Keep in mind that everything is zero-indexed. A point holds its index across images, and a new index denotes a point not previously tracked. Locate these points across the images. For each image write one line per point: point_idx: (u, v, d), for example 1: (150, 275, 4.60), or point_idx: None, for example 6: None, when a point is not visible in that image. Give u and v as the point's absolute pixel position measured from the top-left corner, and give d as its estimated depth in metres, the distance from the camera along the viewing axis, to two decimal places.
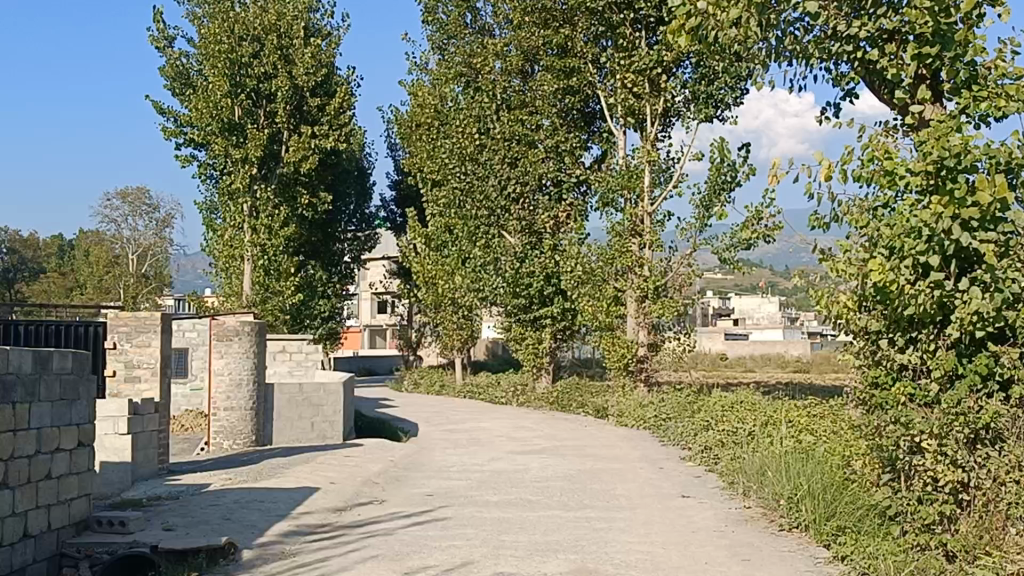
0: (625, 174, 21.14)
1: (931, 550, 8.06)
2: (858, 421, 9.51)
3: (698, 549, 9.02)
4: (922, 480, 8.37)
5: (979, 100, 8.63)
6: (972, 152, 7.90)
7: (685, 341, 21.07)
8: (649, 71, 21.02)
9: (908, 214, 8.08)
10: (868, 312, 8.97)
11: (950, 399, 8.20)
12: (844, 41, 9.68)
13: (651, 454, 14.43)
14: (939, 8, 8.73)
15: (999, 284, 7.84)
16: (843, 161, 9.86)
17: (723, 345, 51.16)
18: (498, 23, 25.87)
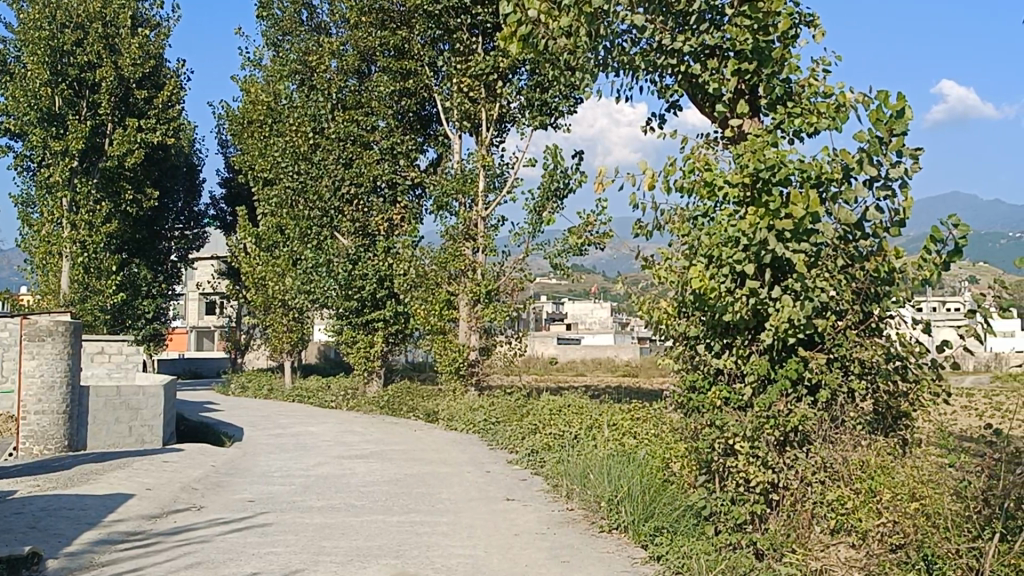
0: (460, 178, 21.24)
1: (742, 548, 8.31)
2: (676, 424, 9.73)
3: (519, 552, 9.10)
4: (735, 481, 8.59)
5: (794, 116, 9.05)
6: (786, 166, 8.21)
7: (516, 345, 21.23)
8: (485, 77, 21.27)
9: (726, 223, 8.34)
10: (687, 317, 9.26)
11: (762, 403, 8.48)
12: (668, 54, 9.94)
13: (477, 458, 14.49)
14: (758, 26, 9.16)
15: (809, 293, 8.22)
16: (665, 172, 10.15)
17: (555, 350, 51.85)
18: (334, 22, 25.61)
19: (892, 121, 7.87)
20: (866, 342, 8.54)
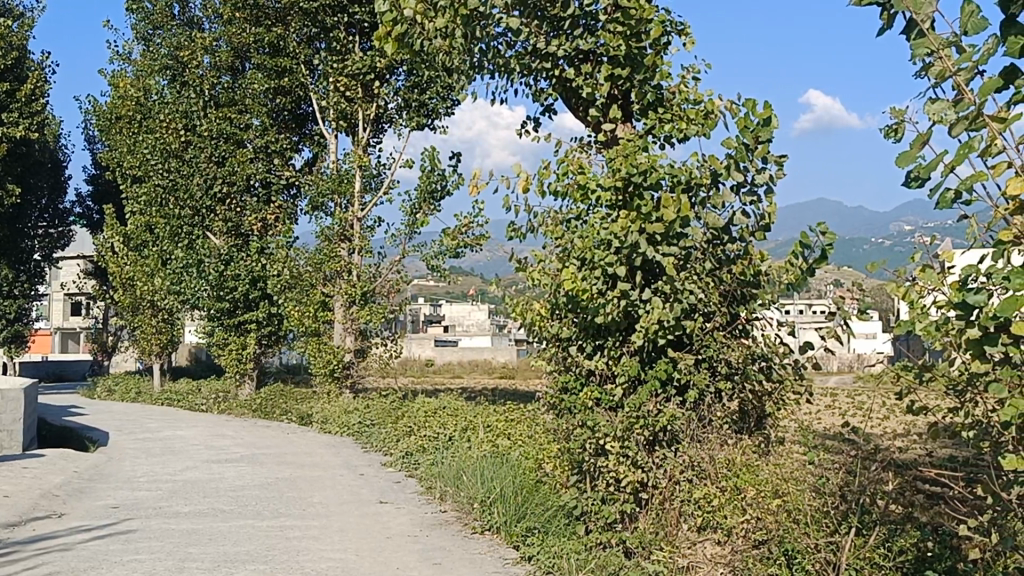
0: (336, 178, 21.03)
1: (612, 547, 8.41)
2: (549, 425, 9.82)
3: (390, 554, 9.05)
4: (605, 480, 8.70)
5: (664, 122, 9.22)
6: (657, 170, 8.36)
7: (392, 347, 21.13)
8: (361, 76, 21.16)
9: (598, 227, 8.44)
10: (560, 319, 9.36)
11: (632, 403, 8.60)
12: (543, 58, 9.98)
13: (351, 461, 14.35)
14: (631, 33, 9.31)
15: (678, 295, 8.38)
16: (539, 174, 10.22)
17: (432, 351, 51.83)
18: (207, 17, 25.08)
19: (758, 128, 8.06)
20: (732, 343, 8.75)
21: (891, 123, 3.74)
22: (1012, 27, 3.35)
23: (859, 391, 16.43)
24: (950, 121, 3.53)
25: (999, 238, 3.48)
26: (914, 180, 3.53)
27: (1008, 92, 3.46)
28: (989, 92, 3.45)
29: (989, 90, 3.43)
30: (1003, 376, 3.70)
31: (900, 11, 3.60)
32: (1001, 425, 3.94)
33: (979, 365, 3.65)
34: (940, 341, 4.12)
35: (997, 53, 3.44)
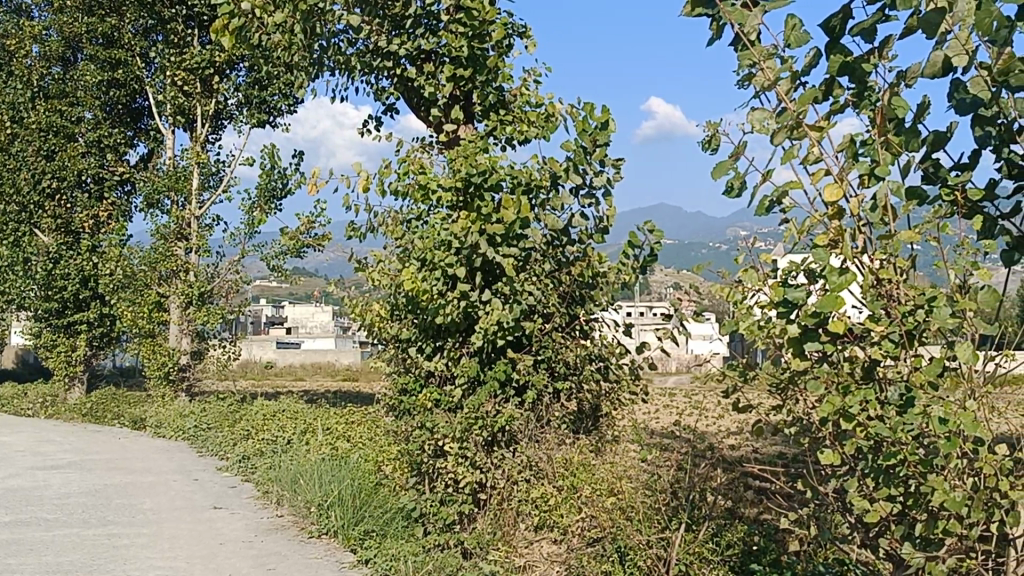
0: (173, 175, 20.41)
1: (450, 548, 8.37)
2: (388, 427, 9.78)
3: (223, 561, 8.82)
4: (444, 482, 8.71)
5: (505, 124, 9.24)
6: (497, 172, 8.40)
7: (230, 349, 20.87)
8: (200, 71, 20.68)
9: (439, 228, 8.40)
10: (399, 320, 9.28)
11: (471, 405, 8.56)
12: (384, 57, 9.88)
13: (184, 465, 13.93)
14: (473, 34, 9.28)
15: (516, 296, 8.41)
16: (379, 174, 10.15)
17: (274, 353, 50.95)
18: (35, 4, 24.00)
19: (596, 133, 8.18)
20: (570, 345, 8.86)
21: (712, 131, 3.80)
22: (835, 47, 3.47)
23: (692, 391, 16.92)
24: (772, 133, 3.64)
25: (816, 243, 3.56)
26: (735, 190, 3.60)
27: (827, 104, 3.59)
28: (809, 105, 3.56)
29: (808, 103, 3.55)
30: (820, 373, 3.78)
31: (730, 25, 3.68)
32: (818, 422, 4.06)
33: (795, 364, 3.68)
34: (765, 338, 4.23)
35: (817, 68, 3.56)
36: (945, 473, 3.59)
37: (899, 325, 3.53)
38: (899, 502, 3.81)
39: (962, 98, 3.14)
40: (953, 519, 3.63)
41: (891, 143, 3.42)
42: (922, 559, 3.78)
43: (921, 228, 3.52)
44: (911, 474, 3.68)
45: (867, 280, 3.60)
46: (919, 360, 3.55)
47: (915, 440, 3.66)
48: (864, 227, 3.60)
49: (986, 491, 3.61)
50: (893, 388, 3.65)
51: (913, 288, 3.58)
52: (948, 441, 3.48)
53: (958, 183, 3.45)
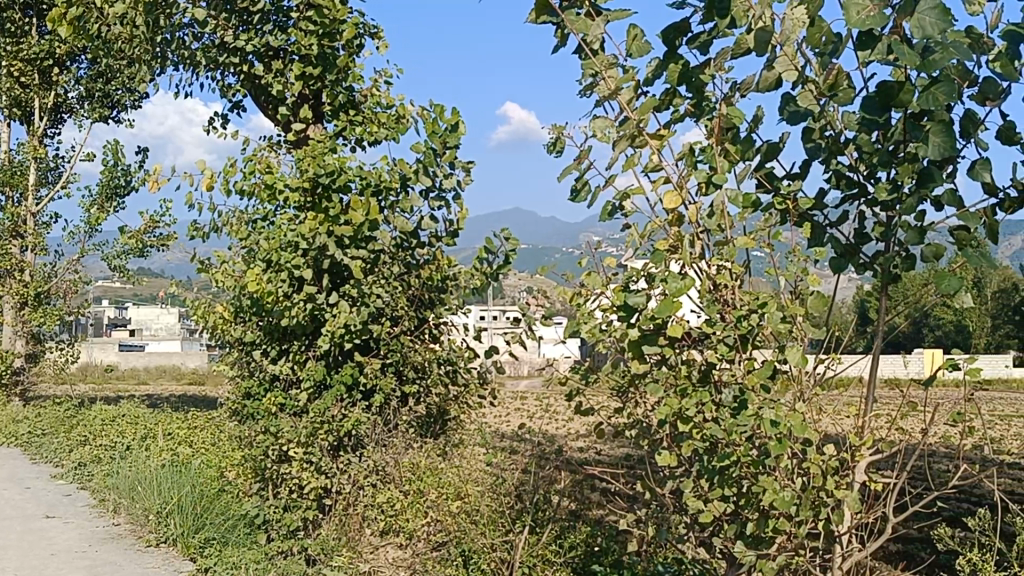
0: (8, 170, 19.40)
1: (294, 555, 8.17)
2: (232, 432, 9.57)
3: (54, 572, 8.46)
4: (288, 488, 8.53)
5: (355, 125, 9.12)
6: (346, 172, 8.29)
7: (68, 351, 20.09)
8: (39, 62, 19.87)
9: (287, 228, 8.23)
10: (244, 323, 9.04)
11: (317, 408, 8.35)
12: (230, 53, 9.63)
13: (16, 473, 13.31)
14: (323, 32, 9.16)
15: (365, 299, 8.30)
16: (224, 172, 9.91)
17: (116, 356, 49.28)
18: None
19: (446, 135, 8.14)
20: (419, 347, 8.74)
21: (554, 137, 3.79)
22: (673, 57, 3.53)
23: (541, 396, 17.16)
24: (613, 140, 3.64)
25: (657, 247, 3.58)
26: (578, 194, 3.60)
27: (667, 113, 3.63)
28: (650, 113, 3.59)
29: (650, 111, 3.57)
30: (659, 376, 3.77)
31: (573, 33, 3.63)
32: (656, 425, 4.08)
33: (636, 367, 3.73)
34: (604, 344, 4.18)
35: (657, 78, 3.58)
36: (775, 474, 3.64)
37: (733, 329, 3.57)
38: (732, 502, 3.86)
39: (795, 109, 3.16)
40: (782, 517, 3.70)
41: (729, 151, 3.48)
42: (753, 556, 3.86)
43: (756, 234, 3.61)
44: (743, 475, 3.72)
45: (704, 285, 3.63)
46: (751, 363, 3.61)
47: (747, 441, 3.66)
48: (702, 233, 3.62)
49: (812, 490, 3.69)
50: (728, 389, 3.68)
51: (748, 294, 3.61)
52: (779, 444, 3.48)
53: (790, 191, 3.52)
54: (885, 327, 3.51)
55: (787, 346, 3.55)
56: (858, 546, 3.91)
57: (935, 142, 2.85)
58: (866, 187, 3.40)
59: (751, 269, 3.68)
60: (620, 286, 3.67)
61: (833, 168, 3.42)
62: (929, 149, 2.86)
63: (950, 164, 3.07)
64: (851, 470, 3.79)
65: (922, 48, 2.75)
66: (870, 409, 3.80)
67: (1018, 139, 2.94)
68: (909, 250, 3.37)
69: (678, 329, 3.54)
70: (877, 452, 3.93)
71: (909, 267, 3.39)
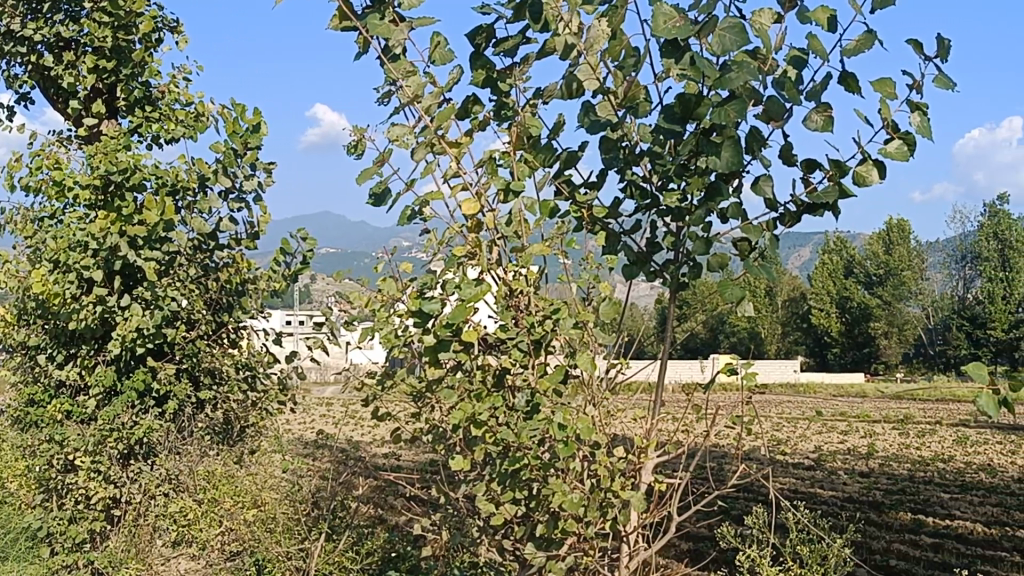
0: None
1: (79, 569, 7.78)
2: (13, 440, 9.08)
3: None
4: (73, 498, 8.05)
5: (152, 121, 8.78)
6: (141, 171, 7.99)
7: None
8: None
9: (74, 227, 7.80)
10: (28, 326, 8.50)
11: (105, 415, 7.86)
12: (16, 41, 9.10)
13: None
14: (118, 24, 8.79)
15: (159, 301, 7.81)
16: (10, 168, 9.39)
17: None
18: None
19: (246, 136, 7.78)
20: (217, 353, 8.33)
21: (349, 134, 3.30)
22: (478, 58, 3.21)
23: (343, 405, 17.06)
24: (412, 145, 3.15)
25: (454, 251, 3.21)
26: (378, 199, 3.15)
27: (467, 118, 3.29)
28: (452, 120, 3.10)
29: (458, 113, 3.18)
30: (452, 384, 3.39)
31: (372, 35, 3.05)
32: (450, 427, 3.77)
33: (430, 372, 3.31)
34: (403, 350, 3.76)
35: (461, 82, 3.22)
36: (564, 475, 3.48)
37: (526, 334, 3.28)
38: (523, 505, 3.66)
39: (595, 119, 2.97)
40: (571, 518, 3.56)
41: (527, 158, 3.13)
42: (542, 558, 3.70)
43: (551, 242, 3.35)
44: (534, 479, 3.56)
45: (501, 290, 3.32)
46: (545, 368, 3.33)
47: (538, 443, 3.43)
48: (499, 240, 3.35)
49: (600, 491, 3.57)
50: (521, 395, 3.40)
51: (543, 300, 3.33)
52: (565, 446, 3.27)
53: (585, 201, 3.35)
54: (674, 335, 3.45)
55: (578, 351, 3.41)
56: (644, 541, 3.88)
57: (723, 157, 2.67)
58: (659, 198, 3.26)
59: (546, 274, 3.44)
60: (415, 290, 3.25)
61: (627, 179, 3.23)
62: (715, 164, 2.69)
63: (737, 179, 2.99)
64: (637, 471, 3.76)
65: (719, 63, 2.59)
66: (657, 412, 3.77)
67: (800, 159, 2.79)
68: (694, 260, 3.29)
69: (476, 332, 3.26)
70: (662, 454, 3.94)
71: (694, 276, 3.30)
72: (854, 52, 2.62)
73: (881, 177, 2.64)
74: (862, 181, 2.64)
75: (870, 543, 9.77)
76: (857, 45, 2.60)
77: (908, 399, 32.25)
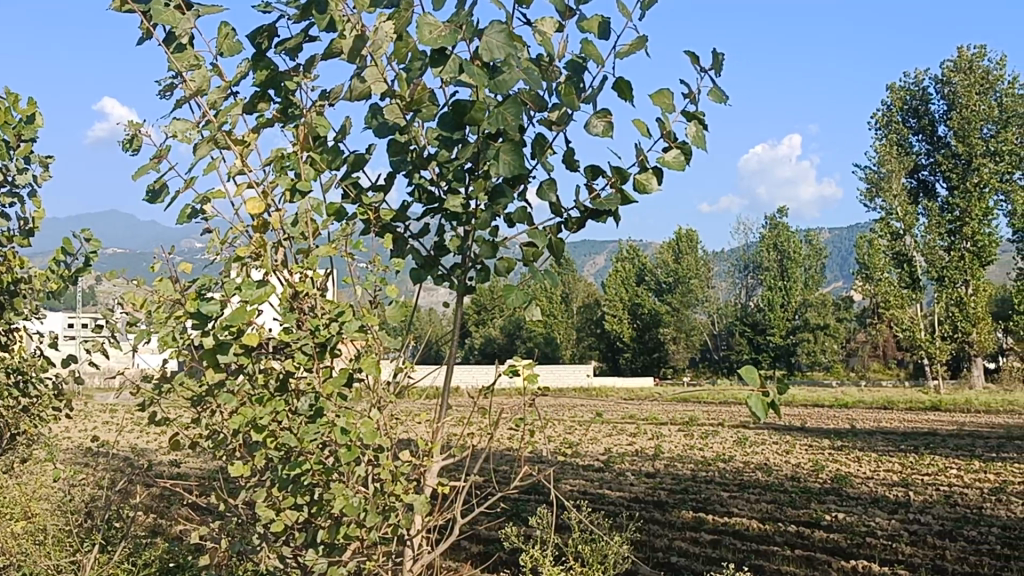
0: None
1: None
2: None
3: None
4: None
5: None
6: None
7: None
8: None
9: None
10: None
11: None
12: None
13: None
14: None
15: None
16: None
17: None
18: None
19: (20, 128, 7.23)
20: None
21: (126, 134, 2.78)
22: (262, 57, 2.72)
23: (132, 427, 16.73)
24: (198, 142, 2.64)
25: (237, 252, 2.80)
26: (153, 197, 2.66)
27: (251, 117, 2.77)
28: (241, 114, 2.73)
29: (236, 114, 2.69)
30: (233, 385, 2.96)
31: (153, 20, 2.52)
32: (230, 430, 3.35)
33: (208, 376, 2.88)
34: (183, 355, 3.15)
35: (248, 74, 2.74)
36: (347, 478, 2.94)
37: (310, 337, 2.76)
38: (305, 510, 3.12)
39: (383, 121, 2.57)
40: (354, 522, 3.02)
41: (315, 158, 2.68)
42: (324, 565, 3.12)
43: (337, 244, 2.93)
44: (316, 483, 2.99)
45: (284, 291, 2.87)
46: (329, 372, 2.83)
47: (321, 446, 2.95)
48: (285, 240, 2.92)
49: (380, 495, 3.08)
50: (305, 398, 2.90)
51: (331, 303, 2.86)
52: (349, 452, 2.78)
53: (374, 202, 2.86)
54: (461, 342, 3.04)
55: (362, 354, 2.88)
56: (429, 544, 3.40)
57: (504, 163, 2.31)
58: (445, 201, 2.79)
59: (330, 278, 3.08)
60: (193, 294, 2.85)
61: (414, 181, 2.81)
62: (496, 168, 2.34)
63: (526, 181, 2.64)
64: (422, 474, 3.38)
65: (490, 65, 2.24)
66: (444, 414, 3.36)
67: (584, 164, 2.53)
68: (486, 262, 2.82)
69: (260, 338, 2.79)
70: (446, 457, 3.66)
71: (484, 279, 2.82)
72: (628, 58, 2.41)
73: (659, 186, 2.43)
74: (642, 190, 2.43)
75: (652, 541, 10.08)
76: (632, 48, 2.37)
77: (692, 401, 33.75)
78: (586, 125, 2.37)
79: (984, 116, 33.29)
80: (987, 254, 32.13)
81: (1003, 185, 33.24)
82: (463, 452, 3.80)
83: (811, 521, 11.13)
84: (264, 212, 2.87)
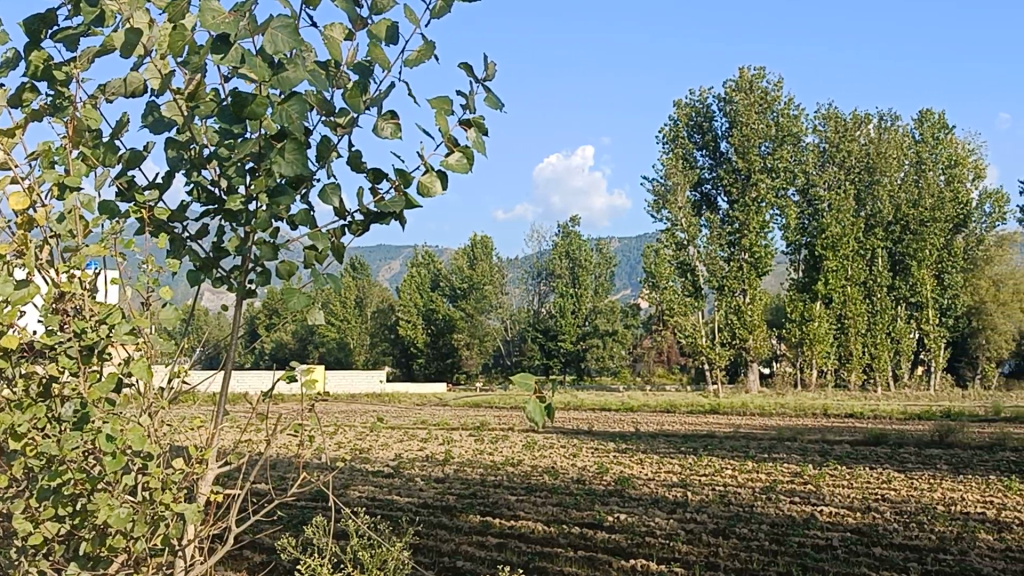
0: None
1: None
2: None
3: None
4: None
5: None
6: None
7: None
8: None
9: None
10: None
11: None
12: None
13: None
14: None
15: None
16: None
17: None
18: None
19: None
20: None
21: None
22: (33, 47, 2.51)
23: None
24: None
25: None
26: None
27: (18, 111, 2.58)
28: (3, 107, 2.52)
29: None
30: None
31: None
32: None
33: None
34: None
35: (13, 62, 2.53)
36: (115, 488, 2.68)
37: (76, 341, 2.51)
38: (69, 521, 2.77)
39: (159, 119, 2.42)
40: (119, 534, 2.73)
41: (88, 157, 2.51)
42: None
43: (108, 244, 2.69)
44: (79, 493, 2.69)
45: (49, 293, 2.60)
46: (97, 375, 2.54)
47: (82, 455, 2.65)
48: (51, 239, 2.64)
49: (149, 505, 2.75)
50: (69, 404, 2.60)
51: (100, 305, 2.64)
52: (115, 461, 2.50)
53: (149, 202, 2.67)
54: (238, 345, 2.79)
55: (132, 358, 2.64)
56: (201, 559, 3.14)
57: (286, 162, 2.20)
58: (225, 202, 2.62)
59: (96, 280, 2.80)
60: None
61: (192, 180, 2.61)
62: (278, 167, 2.23)
63: (310, 181, 2.51)
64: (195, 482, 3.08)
65: (275, 61, 2.12)
66: (218, 424, 3.07)
67: (367, 167, 2.44)
68: (267, 264, 2.65)
69: (22, 339, 2.57)
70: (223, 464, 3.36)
71: (264, 283, 2.68)
72: (416, 63, 2.33)
73: (443, 192, 2.39)
74: (426, 193, 2.39)
75: (438, 545, 10.13)
76: (419, 55, 2.30)
77: (484, 405, 34.13)
78: (373, 131, 2.32)
79: (761, 134, 34.89)
80: (762, 265, 33.94)
81: (778, 200, 35.15)
82: (240, 456, 3.48)
83: (594, 522, 11.45)
84: (27, 210, 2.61)
